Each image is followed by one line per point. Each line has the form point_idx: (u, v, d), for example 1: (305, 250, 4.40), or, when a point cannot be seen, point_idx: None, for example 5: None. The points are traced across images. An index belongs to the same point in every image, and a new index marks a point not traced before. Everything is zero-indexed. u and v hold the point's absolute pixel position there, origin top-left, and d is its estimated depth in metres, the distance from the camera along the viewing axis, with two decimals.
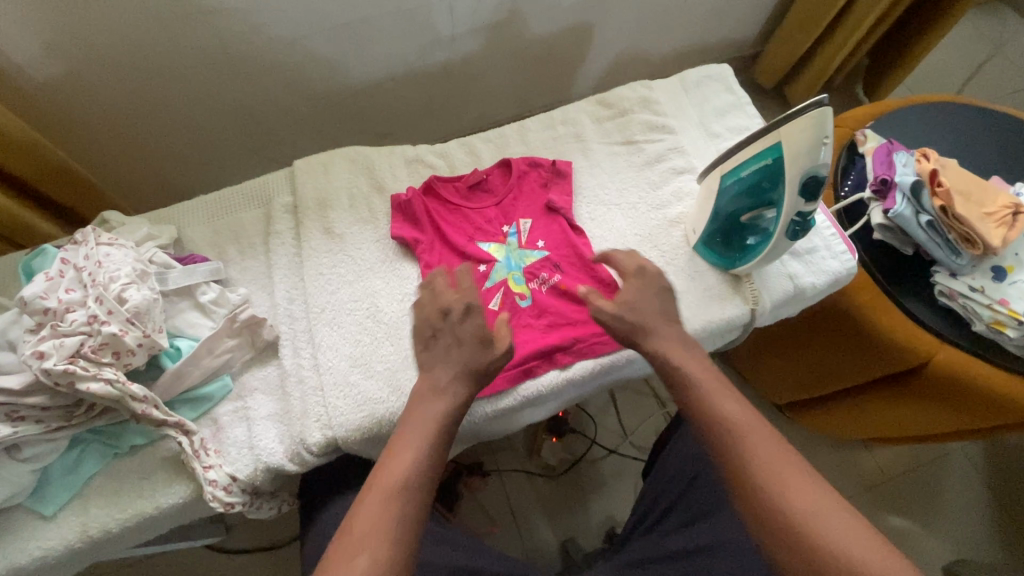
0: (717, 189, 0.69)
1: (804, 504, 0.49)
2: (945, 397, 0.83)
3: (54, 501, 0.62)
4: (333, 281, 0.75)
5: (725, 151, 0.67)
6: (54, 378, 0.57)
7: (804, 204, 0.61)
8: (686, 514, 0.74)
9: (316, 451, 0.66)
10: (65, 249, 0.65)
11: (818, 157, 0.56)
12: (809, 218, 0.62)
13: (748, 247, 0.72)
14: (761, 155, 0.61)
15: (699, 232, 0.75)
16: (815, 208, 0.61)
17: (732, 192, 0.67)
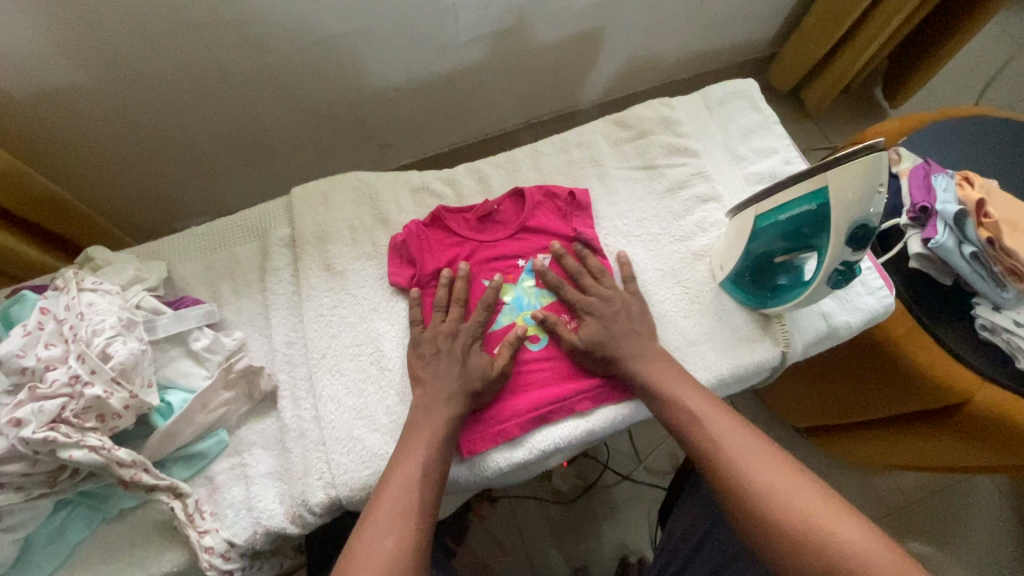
0: (751, 231, 0.63)
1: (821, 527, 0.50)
2: (980, 438, 0.78)
3: (39, 572, 0.57)
4: (335, 323, 0.70)
5: (762, 189, 0.61)
6: (33, 447, 0.52)
7: (851, 252, 0.55)
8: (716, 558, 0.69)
9: (319, 512, 0.61)
10: (45, 297, 0.60)
11: (870, 208, 0.52)
12: (855, 265, 0.57)
13: (780, 287, 0.68)
14: (801, 200, 0.56)
15: (727, 269, 0.70)
16: (862, 256, 0.56)
17: (769, 234, 0.61)
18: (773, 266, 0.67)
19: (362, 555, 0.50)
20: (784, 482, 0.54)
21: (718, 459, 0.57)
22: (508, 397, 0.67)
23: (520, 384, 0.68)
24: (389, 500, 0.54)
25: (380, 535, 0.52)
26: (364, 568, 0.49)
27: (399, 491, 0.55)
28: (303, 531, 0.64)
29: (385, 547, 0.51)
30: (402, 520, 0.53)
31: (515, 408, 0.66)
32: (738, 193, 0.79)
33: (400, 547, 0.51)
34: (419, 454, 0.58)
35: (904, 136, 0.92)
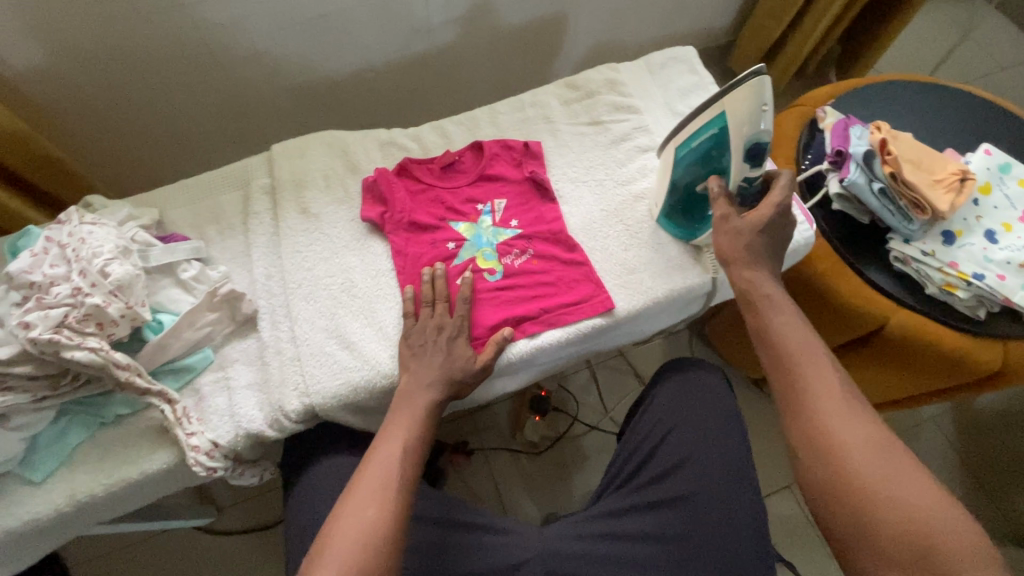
0: (673, 160, 0.73)
1: (850, 439, 0.55)
2: (902, 358, 0.87)
3: (43, 468, 0.64)
4: (310, 258, 0.78)
5: (679, 123, 0.71)
6: (40, 347, 0.59)
7: (749, 168, 0.67)
8: (663, 465, 0.74)
9: (295, 417, 0.69)
10: (49, 228, 0.68)
11: (759, 124, 0.63)
12: (755, 181, 0.68)
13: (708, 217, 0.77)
14: (708, 125, 0.66)
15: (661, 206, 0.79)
16: (759, 172, 0.67)
17: (686, 163, 0.71)
18: (697, 198, 0.75)
19: (349, 523, 0.56)
20: (828, 390, 0.58)
21: (787, 358, 0.61)
22: (477, 316, 0.74)
23: (483, 306, 0.75)
24: (375, 472, 0.60)
25: (362, 506, 0.57)
26: (345, 534, 0.55)
27: (379, 471, 0.60)
28: (282, 438, 0.71)
29: (366, 518, 0.56)
30: (381, 495, 0.58)
31: (482, 325, 0.73)
32: None
33: (382, 514, 0.57)
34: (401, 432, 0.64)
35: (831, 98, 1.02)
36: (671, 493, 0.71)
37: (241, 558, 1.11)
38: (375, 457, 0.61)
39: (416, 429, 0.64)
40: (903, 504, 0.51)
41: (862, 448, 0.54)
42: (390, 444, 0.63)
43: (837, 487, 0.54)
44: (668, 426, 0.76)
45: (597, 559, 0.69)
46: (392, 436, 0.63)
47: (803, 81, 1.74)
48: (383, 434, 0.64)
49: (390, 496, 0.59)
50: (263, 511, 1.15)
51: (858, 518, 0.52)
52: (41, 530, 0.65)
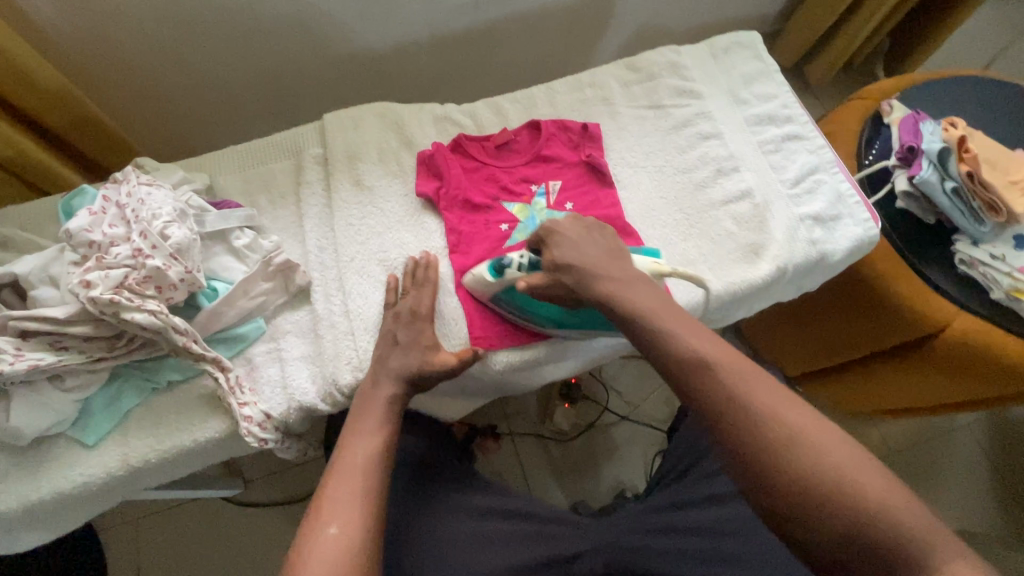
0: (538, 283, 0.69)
1: (785, 424, 0.47)
2: (956, 368, 0.84)
3: (96, 431, 0.64)
4: (363, 232, 0.76)
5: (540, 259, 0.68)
6: (100, 308, 0.58)
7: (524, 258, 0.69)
8: (715, 463, 0.74)
9: (347, 392, 0.67)
10: (106, 187, 0.67)
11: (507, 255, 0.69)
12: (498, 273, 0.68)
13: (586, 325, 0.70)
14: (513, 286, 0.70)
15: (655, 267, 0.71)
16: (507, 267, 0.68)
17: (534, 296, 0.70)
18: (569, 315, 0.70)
19: (310, 545, 0.50)
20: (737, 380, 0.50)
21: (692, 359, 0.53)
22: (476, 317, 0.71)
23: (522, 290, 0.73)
24: (338, 489, 0.54)
25: (324, 522, 0.52)
26: (310, 562, 0.49)
27: (345, 483, 0.55)
28: (332, 413, 0.71)
29: (329, 535, 0.51)
30: (348, 508, 0.53)
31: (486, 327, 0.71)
32: (739, 132, 0.85)
33: (347, 532, 0.51)
34: (368, 443, 0.59)
35: (899, 91, 0.98)
36: (727, 490, 0.71)
37: (268, 529, 1.11)
38: (337, 468, 0.56)
39: (388, 428, 0.61)
40: (859, 496, 0.43)
41: (780, 438, 0.46)
42: (351, 451, 0.58)
43: (779, 497, 0.45)
44: None
45: (653, 551, 0.68)
46: (357, 442, 0.59)
47: (850, 76, 1.68)
48: (343, 444, 0.59)
49: (366, 507, 0.54)
50: (292, 483, 1.14)
51: (825, 528, 0.43)
52: (90, 493, 0.64)
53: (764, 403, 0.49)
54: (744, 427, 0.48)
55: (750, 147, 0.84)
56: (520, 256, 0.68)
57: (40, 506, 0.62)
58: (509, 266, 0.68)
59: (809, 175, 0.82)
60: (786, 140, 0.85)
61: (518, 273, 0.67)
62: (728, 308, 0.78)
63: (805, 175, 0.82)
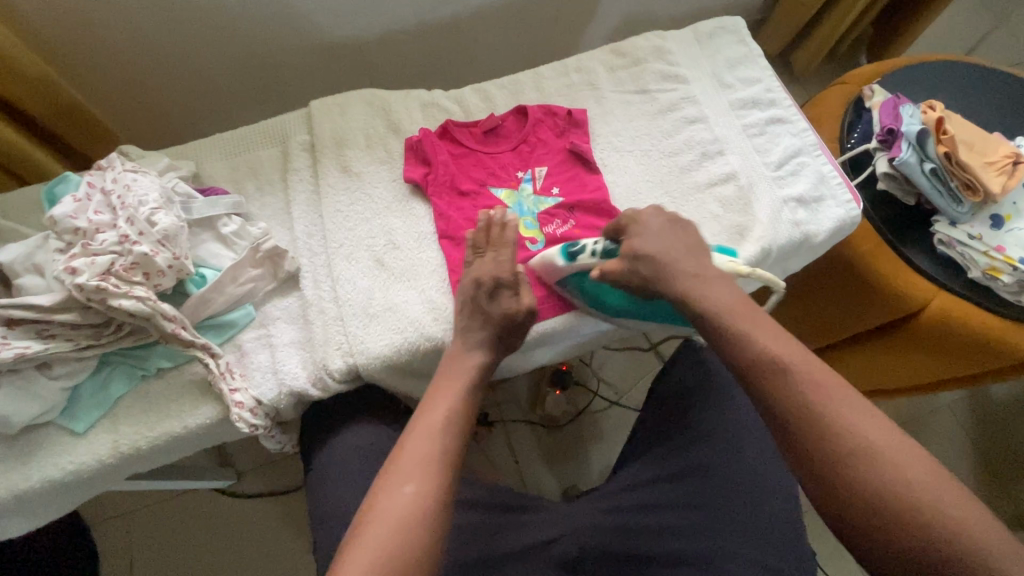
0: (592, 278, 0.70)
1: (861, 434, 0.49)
2: (935, 346, 0.86)
3: (86, 419, 0.64)
4: (352, 218, 0.76)
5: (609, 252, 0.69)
6: (87, 294, 0.58)
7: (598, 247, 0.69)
8: (687, 437, 0.74)
9: (338, 376, 0.68)
10: (91, 174, 0.66)
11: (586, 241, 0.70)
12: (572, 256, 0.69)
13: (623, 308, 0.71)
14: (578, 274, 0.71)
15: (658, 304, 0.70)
16: (581, 252, 0.69)
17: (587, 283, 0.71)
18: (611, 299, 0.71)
19: (383, 502, 0.51)
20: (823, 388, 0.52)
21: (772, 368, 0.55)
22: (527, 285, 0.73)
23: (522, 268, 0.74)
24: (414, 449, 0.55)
25: (399, 479, 0.53)
26: (382, 515, 0.50)
27: (423, 442, 0.56)
28: (323, 398, 0.71)
29: (405, 493, 0.51)
30: (421, 469, 0.54)
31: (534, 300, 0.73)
32: (723, 116, 0.86)
33: (420, 493, 0.52)
34: (446, 406, 0.60)
35: (879, 75, 1.00)
36: (693, 463, 0.72)
37: (263, 519, 1.12)
38: (414, 431, 0.57)
39: (464, 398, 0.61)
40: (899, 491, 0.46)
41: (854, 447, 0.49)
42: (433, 413, 0.59)
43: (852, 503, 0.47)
44: (688, 401, 0.77)
45: (626, 532, 0.69)
46: (434, 409, 0.59)
47: (835, 63, 1.70)
48: (426, 407, 0.60)
49: (435, 475, 0.53)
50: (284, 473, 1.15)
51: (869, 521, 0.47)
52: (82, 481, 0.64)
53: (833, 411, 0.51)
54: (827, 431, 0.50)
55: (734, 131, 0.85)
56: (594, 243, 0.70)
57: (31, 495, 0.62)
58: (582, 252, 0.69)
59: (793, 159, 0.83)
60: (770, 123, 0.86)
61: (592, 260, 0.68)
62: None
63: (789, 158, 0.83)
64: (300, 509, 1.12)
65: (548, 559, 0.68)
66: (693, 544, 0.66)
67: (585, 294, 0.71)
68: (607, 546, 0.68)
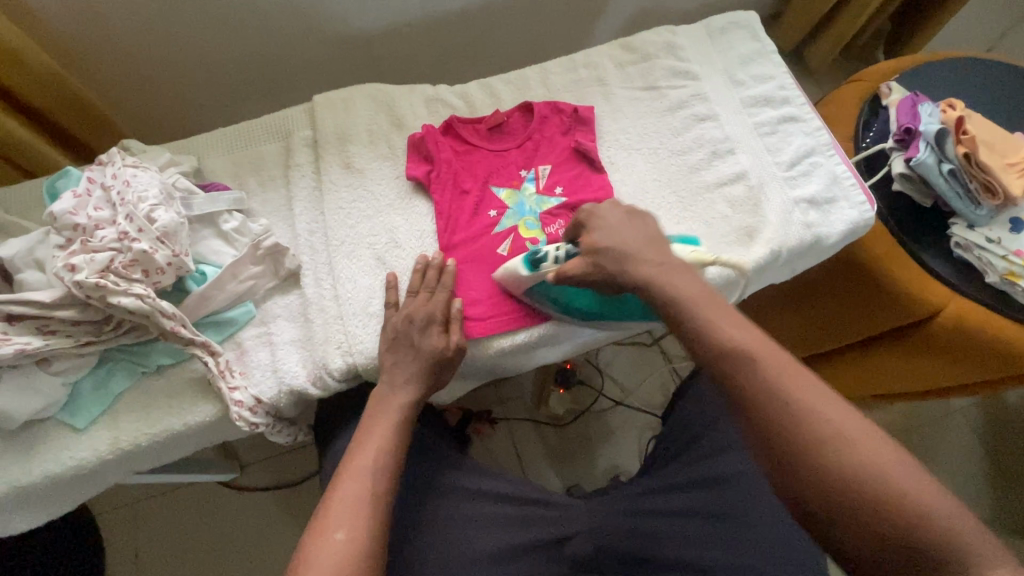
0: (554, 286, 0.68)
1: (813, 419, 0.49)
2: (948, 352, 0.84)
3: (86, 415, 0.64)
4: (354, 215, 0.75)
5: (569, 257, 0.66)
6: (86, 291, 0.58)
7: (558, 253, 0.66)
8: (708, 447, 0.72)
9: (338, 376, 0.67)
10: (91, 169, 0.66)
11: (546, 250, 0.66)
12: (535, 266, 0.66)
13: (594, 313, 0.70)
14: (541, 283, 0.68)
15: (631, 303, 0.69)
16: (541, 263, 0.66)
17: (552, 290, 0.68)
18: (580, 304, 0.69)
19: (316, 551, 0.50)
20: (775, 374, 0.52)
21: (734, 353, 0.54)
22: (488, 300, 0.71)
23: (481, 280, 0.72)
24: (346, 493, 0.54)
25: (331, 527, 0.52)
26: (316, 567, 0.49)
27: (356, 486, 0.55)
28: (323, 397, 0.70)
29: (336, 541, 0.51)
30: (354, 511, 0.53)
31: (495, 317, 0.70)
32: (735, 113, 0.84)
33: (353, 539, 0.51)
34: (377, 446, 0.59)
35: (897, 72, 0.96)
36: (721, 472, 0.69)
37: (265, 513, 1.12)
38: (347, 470, 0.56)
39: (397, 435, 0.60)
40: (848, 469, 0.47)
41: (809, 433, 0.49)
42: (364, 454, 0.58)
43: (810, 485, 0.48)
44: (716, 412, 0.74)
45: (641, 535, 0.68)
46: (368, 445, 0.59)
47: (850, 59, 1.66)
48: (356, 447, 0.59)
49: (370, 521, 0.53)
50: (287, 468, 1.15)
51: (821, 502, 0.47)
52: (82, 476, 0.64)
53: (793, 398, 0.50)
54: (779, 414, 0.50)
55: (745, 130, 0.83)
56: (557, 249, 0.66)
57: (33, 490, 0.62)
58: (544, 260, 0.66)
59: (805, 158, 0.81)
60: (783, 122, 0.83)
61: (554, 267, 0.65)
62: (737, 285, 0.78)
63: (801, 158, 0.81)
64: (302, 504, 1.13)
65: (563, 560, 0.68)
66: (709, 554, 0.65)
67: (555, 299, 0.69)
68: (621, 548, 0.68)
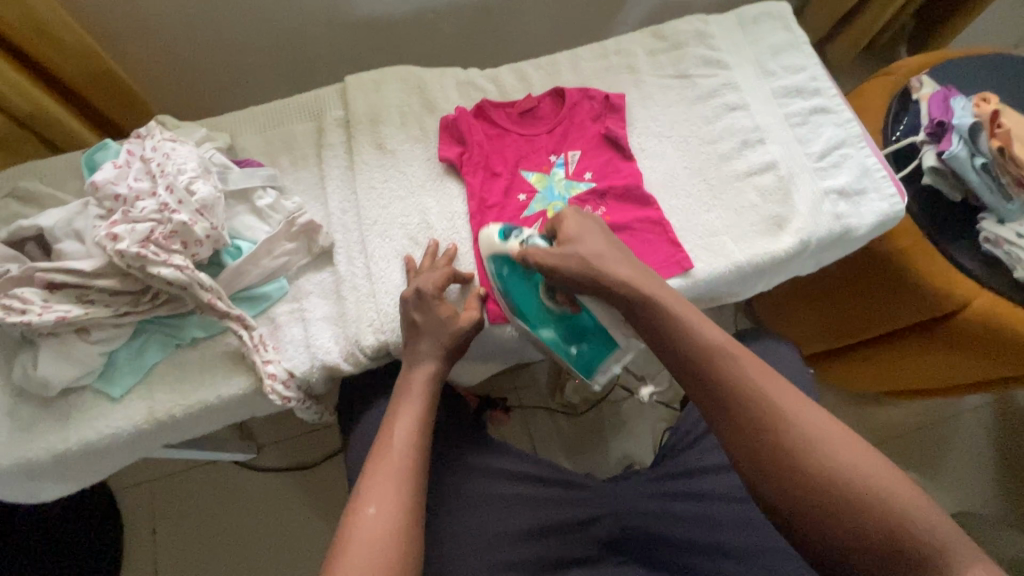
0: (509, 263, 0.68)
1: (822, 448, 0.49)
2: (970, 346, 0.84)
3: (121, 384, 0.64)
4: (386, 195, 0.76)
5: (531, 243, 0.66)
6: (127, 261, 0.58)
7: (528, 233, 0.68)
8: None
9: (369, 353, 0.68)
10: (131, 141, 0.67)
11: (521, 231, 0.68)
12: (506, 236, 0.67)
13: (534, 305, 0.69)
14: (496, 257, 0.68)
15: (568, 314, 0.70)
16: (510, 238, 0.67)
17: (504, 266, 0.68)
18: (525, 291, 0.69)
19: (351, 526, 0.51)
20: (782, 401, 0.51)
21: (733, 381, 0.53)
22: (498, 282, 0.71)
23: None
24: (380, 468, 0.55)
25: (363, 501, 0.52)
26: (351, 542, 0.50)
27: (390, 460, 0.55)
28: (352, 374, 0.71)
29: (368, 515, 0.51)
30: (385, 487, 0.53)
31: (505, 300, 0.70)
32: (766, 103, 0.84)
33: (384, 514, 0.51)
34: (408, 422, 0.59)
35: (927, 68, 0.96)
36: None
37: (282, 494, 1.13)
38: (380, 449, 0.57)
39: (427, 411, 0.60)
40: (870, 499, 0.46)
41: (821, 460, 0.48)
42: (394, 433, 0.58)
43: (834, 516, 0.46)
44: None
45: (670, 517, 0.69)
46: (401, 423, 0.58)
47: (872, 56, 1.64)
48: (386, 423, 0.59)
49: (405, 493, 0.54)
50: (304, 450, 1.15)
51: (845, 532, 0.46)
52: (116, 445, 0.65)
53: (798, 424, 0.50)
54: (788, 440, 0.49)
55: (776, 120, 0.83)
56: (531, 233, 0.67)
57: (69, 456, 0.63)
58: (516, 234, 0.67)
59: (835, 149, 0.81)
60: (814, 113, 0.83)
61: (519, 245, 0.66)
62: (764, 275, 0.78)
63: (832, 149, 0.81)
64: (319, 485, 1.13)
65: (592, 539, 0.69)
66: (737, 535, 0.66)
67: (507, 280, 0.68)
68: (650, 530, 0.69)
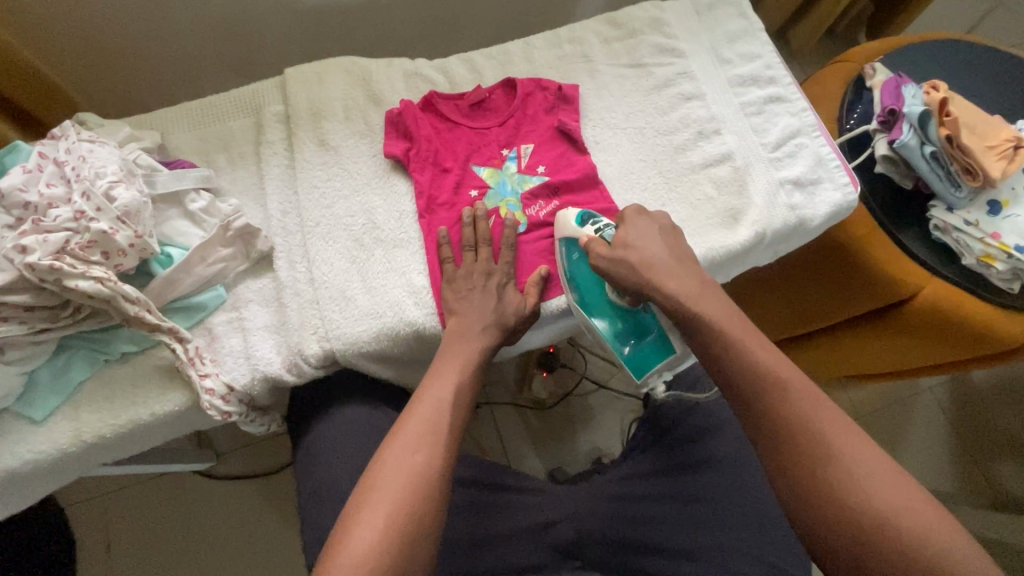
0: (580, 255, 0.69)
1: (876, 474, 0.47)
2: (920, 331, 0.85)
3: (44, 405, 0.60)
4: (329, 195, 0.72)
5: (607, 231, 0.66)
6: (39, 274, 0.54)
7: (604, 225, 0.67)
8: (688, 433, 0.72)
9: (314, 363, 0.65)
10: (43, 143, 0.62)
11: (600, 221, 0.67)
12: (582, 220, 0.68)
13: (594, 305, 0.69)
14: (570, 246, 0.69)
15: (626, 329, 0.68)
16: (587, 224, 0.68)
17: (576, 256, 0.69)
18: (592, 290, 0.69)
19: (390, 467, 0.52)
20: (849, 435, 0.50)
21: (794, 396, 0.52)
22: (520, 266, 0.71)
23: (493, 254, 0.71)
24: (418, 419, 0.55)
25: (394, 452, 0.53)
26: (389, 480, 0.50)
27: (429, 412, 0.56)
28: (298, 384, 0.68)
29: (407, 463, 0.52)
30: (429, 435, 0.54)
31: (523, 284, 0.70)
32: (721, 93, 0.82)
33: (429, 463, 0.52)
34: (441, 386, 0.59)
35: (882, 53, 0.96)
36: (705, 457, 0.70)
37: (243, 502, 1.10)
38: (423, 400, 0.57)
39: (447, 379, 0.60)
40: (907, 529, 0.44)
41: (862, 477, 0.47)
42: (439, 389, 0.58)
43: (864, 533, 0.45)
44: (697, 396, 0.73)
45: (626, 519, 0.68)
46: (435, 385, 0.59)
47: (833, 41, 1.65)
48: (430, 378, 0.60)
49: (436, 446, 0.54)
50: (265, 457, 1.12)
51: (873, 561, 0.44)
52: (44, 469, 0.61)
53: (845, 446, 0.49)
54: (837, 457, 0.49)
55: (732, 110, 0.82)
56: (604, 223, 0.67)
57: None
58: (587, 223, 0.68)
59: (791, 139, 0.80)
60: (769, 102, 0.82)
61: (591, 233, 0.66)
62: (725, 267, 0.78)
63: (786, 139, 0.80)
64: (281, 491, 1.10)
65: (547, 545, 0.68)
66: (694, 537, 0.65)
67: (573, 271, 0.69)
68: (607, 534, 0.68)
